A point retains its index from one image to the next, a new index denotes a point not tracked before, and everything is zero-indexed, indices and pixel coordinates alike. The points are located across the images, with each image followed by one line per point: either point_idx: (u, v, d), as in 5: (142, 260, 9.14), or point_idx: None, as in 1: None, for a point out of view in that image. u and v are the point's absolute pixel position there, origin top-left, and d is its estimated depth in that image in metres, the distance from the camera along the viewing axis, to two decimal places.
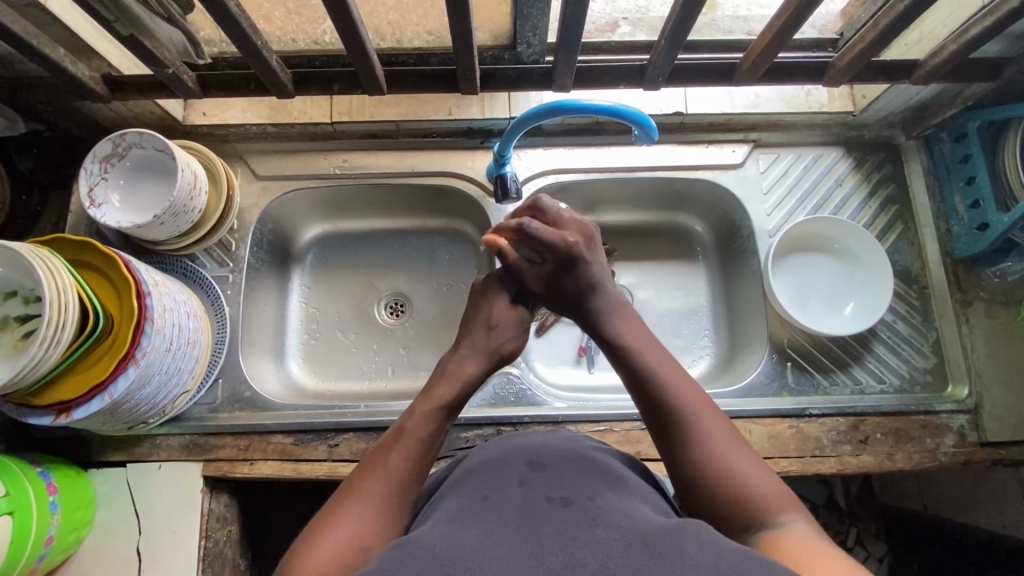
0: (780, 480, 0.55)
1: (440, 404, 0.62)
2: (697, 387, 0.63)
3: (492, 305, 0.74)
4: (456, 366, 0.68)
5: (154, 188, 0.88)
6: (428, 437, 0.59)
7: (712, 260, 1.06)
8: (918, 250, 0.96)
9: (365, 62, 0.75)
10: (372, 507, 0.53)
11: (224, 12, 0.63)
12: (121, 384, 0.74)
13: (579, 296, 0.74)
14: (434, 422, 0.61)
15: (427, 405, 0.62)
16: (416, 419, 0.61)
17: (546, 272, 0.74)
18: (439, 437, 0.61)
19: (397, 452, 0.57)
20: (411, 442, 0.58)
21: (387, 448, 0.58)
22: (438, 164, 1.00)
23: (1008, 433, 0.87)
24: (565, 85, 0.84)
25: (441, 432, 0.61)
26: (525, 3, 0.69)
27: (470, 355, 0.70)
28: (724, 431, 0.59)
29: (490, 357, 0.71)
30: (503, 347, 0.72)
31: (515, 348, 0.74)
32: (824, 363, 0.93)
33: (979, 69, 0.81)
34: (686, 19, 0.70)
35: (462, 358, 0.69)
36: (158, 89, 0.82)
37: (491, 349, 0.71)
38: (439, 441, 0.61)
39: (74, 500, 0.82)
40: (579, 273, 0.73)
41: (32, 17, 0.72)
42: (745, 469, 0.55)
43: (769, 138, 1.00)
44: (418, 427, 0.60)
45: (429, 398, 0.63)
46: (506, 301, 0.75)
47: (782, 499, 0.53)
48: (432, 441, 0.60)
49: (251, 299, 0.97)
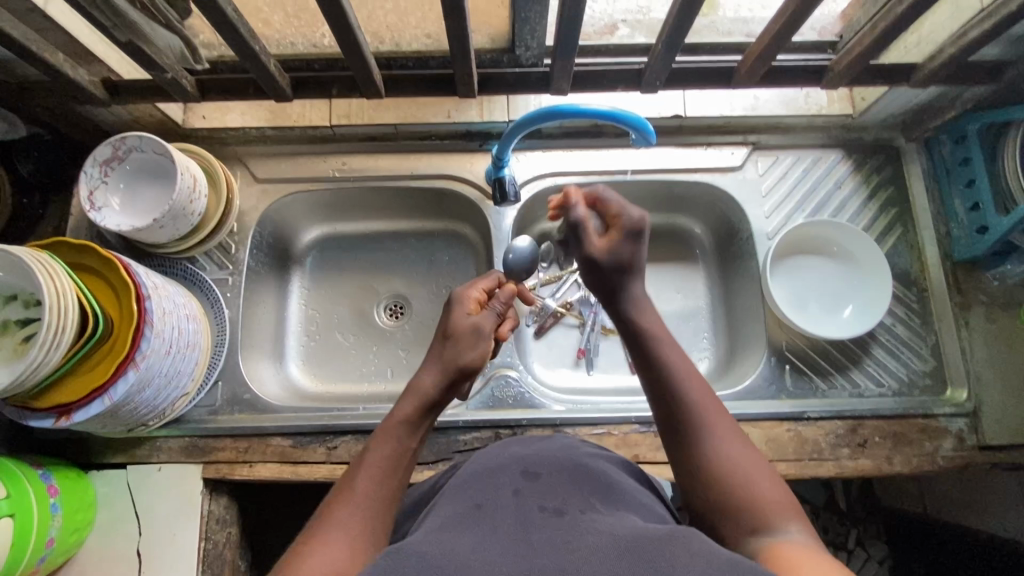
0: (786, 488, 0.55)
1: (403, 419, 0.63)
2: (711, 393, 0.62)
3: (448, 317, 0.73)
4: (415, 380, 0.67)
5: (155, 191, 0.88)
6: (392, 455, 0.60)
7: (711, 262, 1.06)
8: (918, 253, 0.96)
9: (362, 66, 0.75)
10: (347, 527, 0.53)
11: (221, 17, 0.63)
12: (120, 387, 0.74)
13: (624, 274, 0.69)
14: (398, 438, 0.61)
15: (389, 424, 0.62)
16: (379, 441, 0.61)
17: (605, 240, 0.70)
18: (405, 453, 0.61)
19: (363, 476, 0.58)
20: (375, 464, 0.59)
21: (353, 475, 0.58)
22: (438, 167, 1.00)
23: (1008, 436, 0.87)
24: (564, 88, 0.84)
25: (407, 448, 0.62)
26: (524, 7, 0.69)
27: (429, 367, 0.68)
28: (735, 436, 0.59)
29: (446, 367, 0.67)
30: (459, 358, 0.68)
31: (476, 357, 0.68)
32: (824, 367, 0.93)
33: (978, 72, 0.81)
34: (684, 22, 0.70)
35: (423, 371, 0.68)
36: (157, 93, 0.82)
37: (450, 360, 0.68)
38: (407, 457, 0.61)
39: (75, 501, 0.82)
40: (637, 249, 0.69)
41: (31, 22, 0.72)
42: (753, 475, 0.56)
43: (769, 140, 1.00)
44: (380, 448, 0.60)
45: (391, 417, 0.63)
46: (461, 310, 0.73)
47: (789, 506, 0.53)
48: (398, 460, 0.60)
49: (251, 301, 0.97)
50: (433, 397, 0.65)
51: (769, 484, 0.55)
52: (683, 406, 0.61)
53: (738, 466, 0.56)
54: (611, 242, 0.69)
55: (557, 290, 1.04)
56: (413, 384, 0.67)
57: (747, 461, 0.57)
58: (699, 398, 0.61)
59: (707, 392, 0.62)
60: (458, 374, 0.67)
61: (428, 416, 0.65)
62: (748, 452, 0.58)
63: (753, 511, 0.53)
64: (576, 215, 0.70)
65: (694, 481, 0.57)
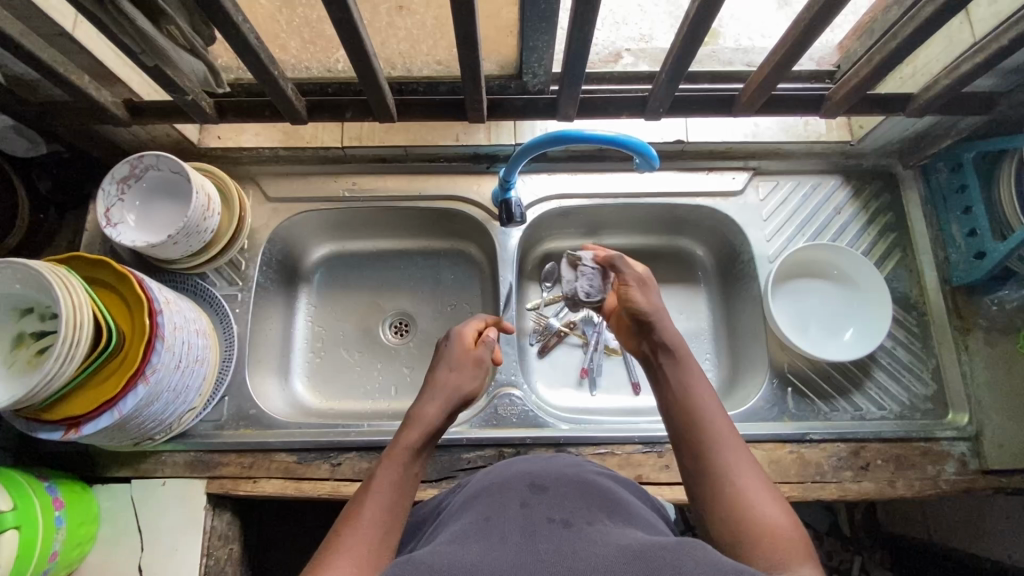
0: (799, 528, 0.55)
1: (409, 446, 0.64)
2: (733, 432, 0.63)
3: (448, 352, 0.76)
4: (418, 411, 0.68)
5: (169, 209, 0.90)
6: (399, 480, 0.61)
7: (713, 284, 1.08)
8: (917, 277, 0.98)
9: (376, 91, 0.78)
10: (358, 551, 0.53)
11: (244, 44, 0.66)
12: (130, 400, 0.75)
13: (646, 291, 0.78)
14: (404, 463, 0.63)
15: (395, 450, 0.64)
16: (384, 468, 0.62)
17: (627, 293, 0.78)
18: (410, 479, 0.62)
19: (371, 501, 0.58)
20: (382, 490, 0.60)
21: (361, 501, 0.59)
22: (445, 188, 1.02)
23: (1010, 461, 0.86)
24: (569, 115, 0.87)
25: (411, 474, 0.63)
26: (531, 36, 0.72)
27: (431, 397, 0.70)
28: (753, 476, 0.59)
29: (452, 397, 0.71)
30: (462, 388, 0.72)
31: (477, 388, 0.74)
32: (824, 389, 0.94)
33: (973, 102, 0.83)
34: (685, 55, 0.74)
35: (424, 401, 0.70)
36: (177, 115, 0.85)
37: (453, 389, 0.71)
38: (412, 484, 0.62)
39: (79, 515, 0.83)
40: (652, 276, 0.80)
41: (59, 46, 0.75)
42: (769, 514, 0.55)
43: (769, 166, 1.02)
44: (387, 474, 0.61)
45: (396, 445, 0.64)
46: (463, 344, 0.77)
47: (793, 539, 0.53)
48: (403, 485, 0.61)
49: (260, 317, 0.99)
50: (436, 425, 0.67)
51: (776, 511, 0.56)
52: (700, 428, 0.63)
53: (744, 486, 0.58)
54: (635, 290, 0.77)
55: (595, 280, 0.87)
56: (415, 412, 0.68)
57: (753, 485, 0.58)
58: (722, 438, 0.62)
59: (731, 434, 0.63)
60: (461, 403, 0.71)
61: (432, 441, 0.67)
62: (756, 475, 0.59)
63: (756, 534, 0.54)
64: (637, 270, 0.80)
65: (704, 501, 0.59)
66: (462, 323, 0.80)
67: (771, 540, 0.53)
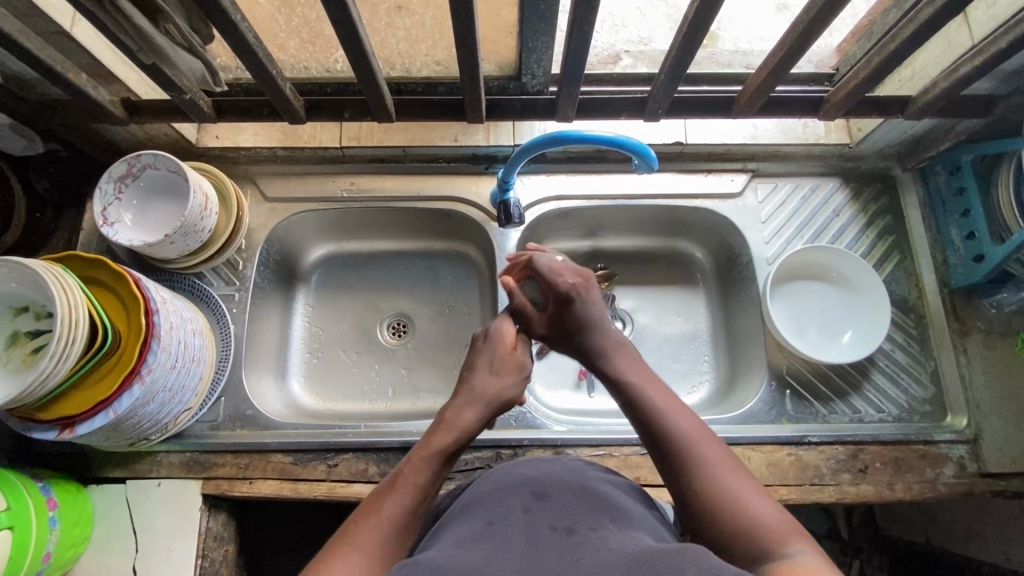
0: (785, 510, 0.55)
1: (439, 451, 0.63)
2: (701, 425, 0.62)
3: (492, 351, 0.74)
4: (455, 414, 0.67)
5: (166, 208, 0.90)
6: (424, 484, 0.60)
7: (712, 287, 1.08)
8: (915, 281, 0.97)
9: (376, 91, 0.78)
10: (372, 550, 0.53)
11: (242, 43, 0.66)
12: (126, 400, 0.75)
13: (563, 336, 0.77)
14: (433, 467, 0.61)
15: (426, 451, 0.62)
16: (412, 467, 0.61)
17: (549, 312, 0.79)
18: (435, 484, 0.61)
19: (394, 500, 0.57)
20: (406, 489, 0.58)
21: (383, 497, 0.58)
22: (444, 189, 1.02)
23: (1008, 464, 0.87)
24: (568, 115, 0.87)
25: (437, 480, 0.62)
26: (531, 36, 0.72)
27: (468, 401, 0.68)
28: (728, 467, 0.58)
29: (487, 405, 0.68)
30: (500, 396, 0.70)
31: (514, 396, 0.72)
32: (823, 392, 0.93)
33: (970, 106, 0.84)
34: (685, 55, 0.73)
35: (461, 404, 0.68)
36: (176, 114, 0.85)
37: (492, 395, 0.69)
38: (434, 489, 0.61)
39: (74, 515, 0.82)
40: (570, 315, 0.76)
41: (56, 44, 0.75)
42: (755, 505, 0.55)
43: (768, 168, 1.02)
44: (413, 474, 0.60)
45: (427, 445, 0.63)
46: (505, 345, 0.74)
47: (788, 521, 0.54)
48: (428, 489, 0.60)
49: (258, 318, 0.99)
50: (469, 433, 0.66)
51: (759, 498, 0.56)
52: (667, 437, 0.61)
53: (724, 482, 0.57)
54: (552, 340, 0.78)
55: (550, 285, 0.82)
56: (451, 414, 0.67)
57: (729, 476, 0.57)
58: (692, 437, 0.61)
59: (697, 428, 0.62)
60: (494, 412, 0.69)
61: (463, 448, 0.66)
62: (730, 465, 0.59)
63: (753, 536, 0.53)
64: (560, 289, 0.77)
65: (692, 515, 0.57)
66: (500, 324, 0.76)
67: (769, 527, 0.53)
